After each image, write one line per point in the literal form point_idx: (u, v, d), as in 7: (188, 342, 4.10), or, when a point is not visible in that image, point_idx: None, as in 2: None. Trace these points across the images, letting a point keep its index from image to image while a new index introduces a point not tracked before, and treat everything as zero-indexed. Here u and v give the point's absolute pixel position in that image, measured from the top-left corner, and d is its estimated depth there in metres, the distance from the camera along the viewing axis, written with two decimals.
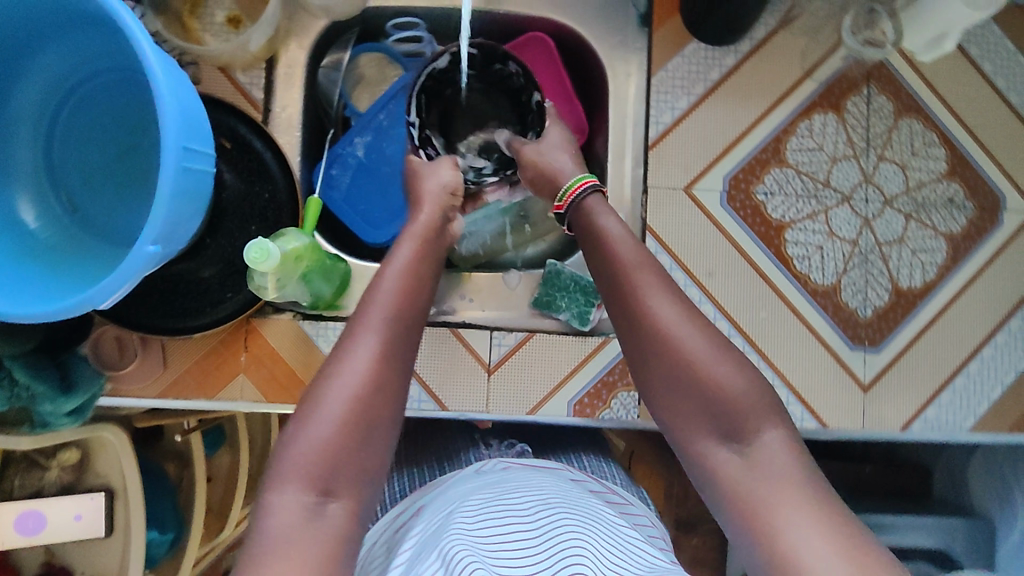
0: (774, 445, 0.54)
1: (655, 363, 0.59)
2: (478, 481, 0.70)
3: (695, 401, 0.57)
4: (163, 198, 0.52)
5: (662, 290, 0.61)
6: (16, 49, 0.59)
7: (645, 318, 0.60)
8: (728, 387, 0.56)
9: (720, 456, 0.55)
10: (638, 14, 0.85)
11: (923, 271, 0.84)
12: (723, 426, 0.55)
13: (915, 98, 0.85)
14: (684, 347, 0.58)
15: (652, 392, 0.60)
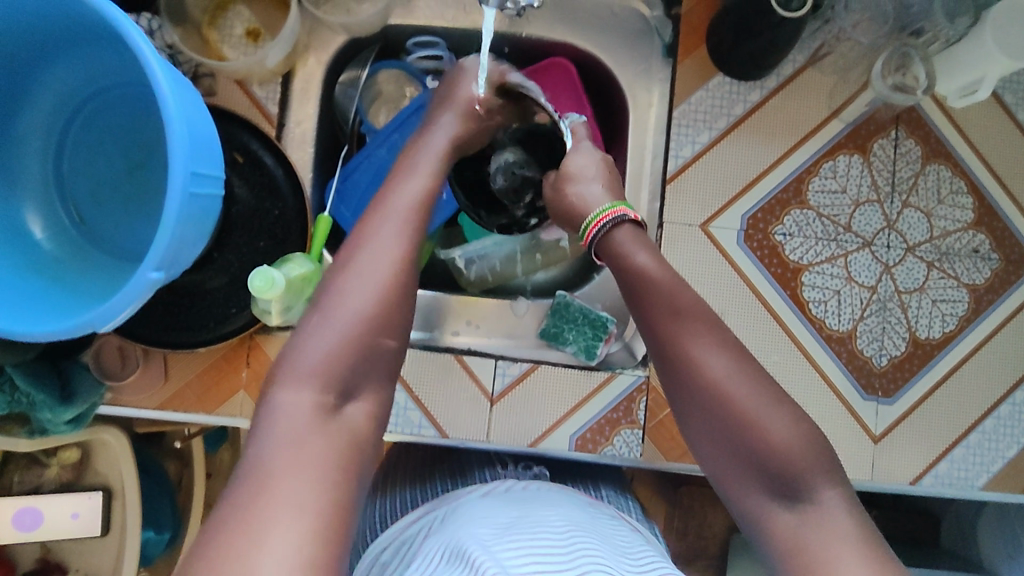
0: (831, 505, 0.54)
1: (703, 412, 0.58)
2: (500, 497, 0.68)
3: (745, 458, 0.57)
4: (167, 226, 0.51)
5: (709, 339, 0.60)
6: (25, 67, 0.60)
7: (694, 370, 0.59)
8: (781, 443, 0.56)
9: (774, 514, 0.55)
10: (663, 44, 0.84)
11: (943, 322, 0.82)
12: (777, 483, 0.55)
13: (944, 143, 0.83)
14: (735, 400, 0.57)
15: (696, 436, 0.59)
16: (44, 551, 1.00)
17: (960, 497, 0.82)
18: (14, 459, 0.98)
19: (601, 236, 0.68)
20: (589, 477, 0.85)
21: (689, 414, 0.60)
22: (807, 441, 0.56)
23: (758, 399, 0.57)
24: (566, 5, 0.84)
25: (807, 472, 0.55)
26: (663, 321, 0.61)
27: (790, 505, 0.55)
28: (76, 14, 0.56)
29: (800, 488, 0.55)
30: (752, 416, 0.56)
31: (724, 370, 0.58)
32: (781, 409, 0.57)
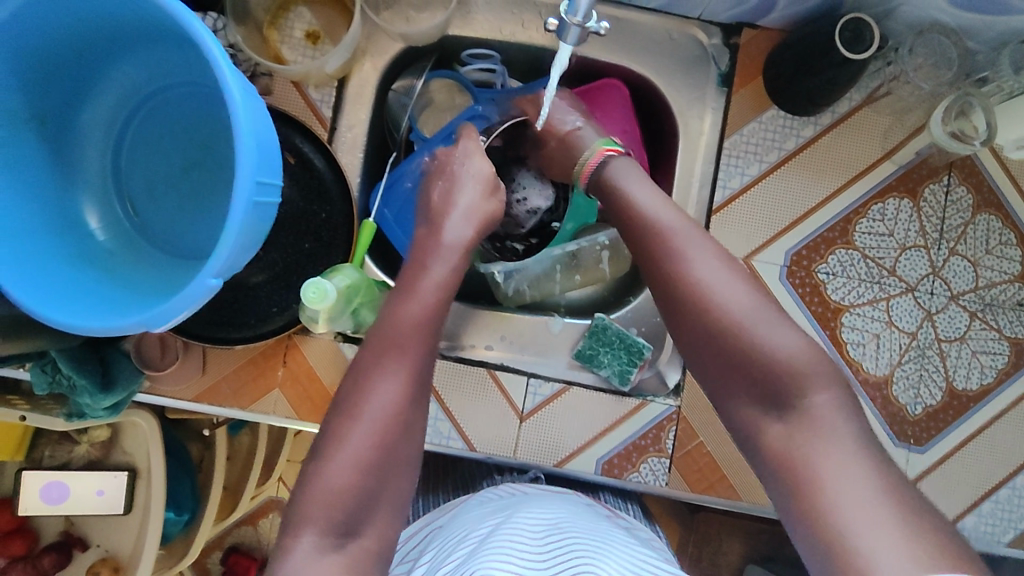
0: (824, 408, 0.52)
1: (692, 316, 0.59)
2: (493, 506, 0.70)
3: (733, 355, 0.57)
4: (229, 235, 0.51)
5: (701, 246, 0.61)
6: (93, 61, 0.62)
7: (683, 273, 0.60)
8: (773, 344, 0.55)
9: (769, 426, 0.54)
10: (719, 72, 0.83)
11: (981, 374, 0.81)
12: (765, 378, 0.55)
13: (997, 194, 0.82)
14: (723, 302, 0.58)
15: (689, 343, 0.60)
16: (67, 524, 1.02)
17: (983, 551, 0.81)
18: (45, 434, 1.00)
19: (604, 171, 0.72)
20: (590, 486, 0.90)
21: (682, 326, 0.60)
22: (796, 339, 0.56)
23: (747, 304, 0.58)
24: (625, 27, 0.83)
25: (795, 361, 0.55)
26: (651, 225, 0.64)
27: (780, 413, 0.54)
28: (149, 16, 0.57)
29: (790, 392, 0.54)
30: (737, 312, 0.57)
31: (710, 274, 0.59)
32: (772, 313, 0.57)
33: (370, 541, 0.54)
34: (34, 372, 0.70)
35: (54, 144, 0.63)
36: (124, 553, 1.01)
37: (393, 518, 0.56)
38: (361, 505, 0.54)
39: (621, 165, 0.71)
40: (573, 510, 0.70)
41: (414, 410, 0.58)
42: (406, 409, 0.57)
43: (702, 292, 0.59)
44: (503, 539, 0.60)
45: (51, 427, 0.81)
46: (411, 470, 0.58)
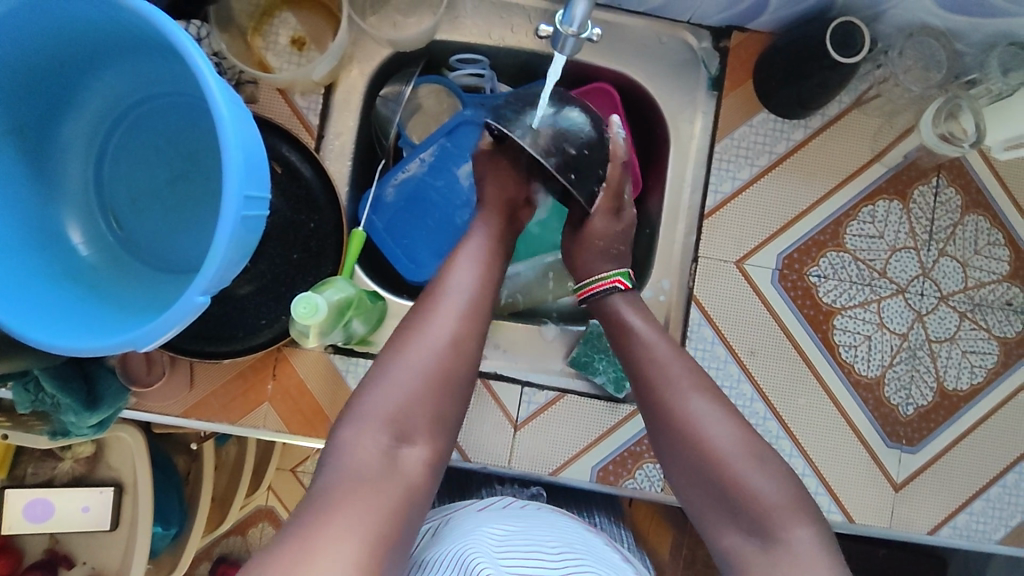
0: (803, 541, 0.54)
1: (681, 451, 0.60)
2: (501, 514, 0.69)
3: (719, 499, 0.58)
4: (217, 250, 0.50)
5: (692, 384, 0.63)
6: (73, 73, 0.60)
7: (674, 410, 0.62)
8: (757, 488, 0.57)
9: (751, 556, 0.55)
10: (709, 77, 0.82)
11: (971, 373, 0.82)
12: (749, 523, 0.56)
13: (985, 194, 0.82)
14: (711, 441, 0.59)
15: (676, 474, 0.61)
16: (51, 542, 0.99)
17: (975, 548, 0.82)
18: (28, 451, 0.98)
19: (599, 298, 0.73)
20: (584, 503, 0.89)
21: (671, 457, 0.62)
22: (782, 485, 0.57)
23: (735, 445, 0.59)
24: (615, 32, 0.83)
25: (778, 509, 0.56)
26: (653, 368, 0.65)
27: (762, 541, 0.55)
28: (131, 25, 0.55)
29: (772, 529, 0.55)
30: (727, 458, 0.58)
31: (701, 412, 0.61)
32: (763, 461, 0.58)
33: (417, 463, 0.55)
34: (16, 390, 0.68)
35: (34, 156, 0.61)
36: (111, 569, 0.98)
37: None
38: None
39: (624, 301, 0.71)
40: (573, 530, 0.69)
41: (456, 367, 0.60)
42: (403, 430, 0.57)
43: (696, 436, 0.60)
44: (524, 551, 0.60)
45: (35, 443, 0.80)
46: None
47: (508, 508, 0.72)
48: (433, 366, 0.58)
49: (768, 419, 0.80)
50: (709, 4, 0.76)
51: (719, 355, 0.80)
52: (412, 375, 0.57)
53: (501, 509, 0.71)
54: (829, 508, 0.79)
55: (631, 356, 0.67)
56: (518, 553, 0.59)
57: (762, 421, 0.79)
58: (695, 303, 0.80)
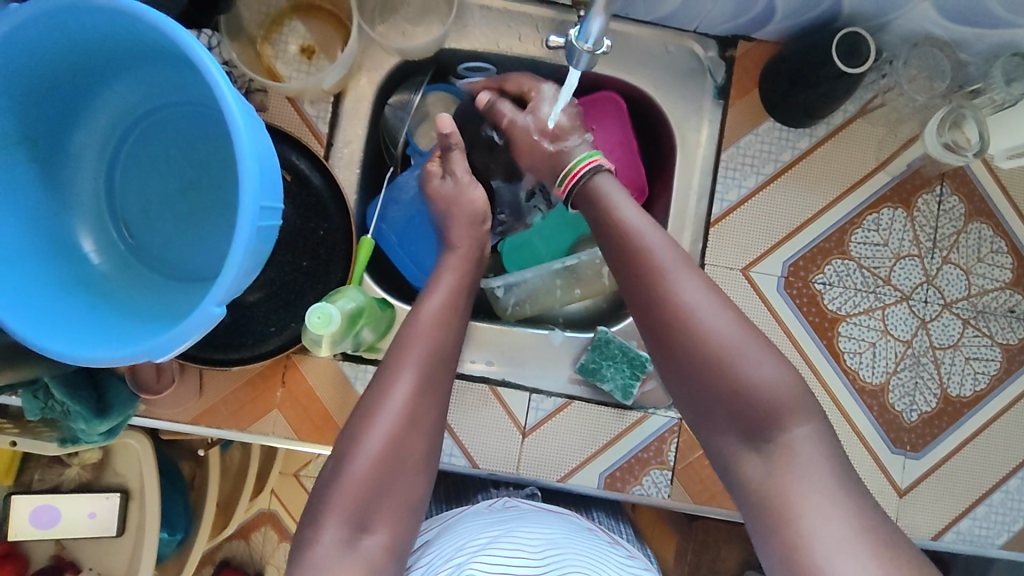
0: (803, 447, 0.53)
1: (675, 343, 0.58)
2: (496, 515, 0.71)
3: (716, 388, 0.56)
4: (233, 262, 0.50)
5: (686, 273, 0.59)
6: (86, 82, 0.60)
7: (667, 300, 0.58)
8: (756, 378, 0.55)
9: (748, 458, 0.55)
10: (715, 86, 0.83)
11: (974, 380, 0.82)
12: (747, 418, 0.55)
13: (988, 202, 0.83)
14: (707, 331, 0.56)
15: (669, 364, 0.59)
16: (58, 548, 0.99)
17: (978, 553, 0.83)
18: (34, 457, 0.98)
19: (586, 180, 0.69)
20: (583, 502, 0.90)
21: (662, 347, 0.59)
22: (781, 378, 0.56)
23: (734, 335, 0.56)
24: (622, 41, 0.83)
25: (777, 406, 0.55)
26: (637, 246, 0.61)
27: (759, 448, 0.55)
28: (148, 37, 0.55)
29: (771, 431, 0.54)
30: (723, 348, 0.56)
31: (696, 300, 0.58)
32: (758, 350, 0.56)
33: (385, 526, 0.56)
34: (25, 398, 0.68)
35: (46, 165, 0.61)
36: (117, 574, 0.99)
37: (402, 525, 0.58)
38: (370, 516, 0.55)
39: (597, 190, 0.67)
40: (567, 528, 0.70)
41: (424, 404, 0.61)
42: (395, 457, 0.58)
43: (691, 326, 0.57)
44: (506, 551, 0.61)
45: (45, 451, 0.80)
46: (417, 477, 0.60)
47: (500, 511, 0.73)
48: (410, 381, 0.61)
49: None
50: (716, 14, 0.77)
51: None
52: (391, 416, 0.59)
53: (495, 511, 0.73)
54: None
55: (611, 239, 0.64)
56: (498, 554, 0.60)
57: None
58: None
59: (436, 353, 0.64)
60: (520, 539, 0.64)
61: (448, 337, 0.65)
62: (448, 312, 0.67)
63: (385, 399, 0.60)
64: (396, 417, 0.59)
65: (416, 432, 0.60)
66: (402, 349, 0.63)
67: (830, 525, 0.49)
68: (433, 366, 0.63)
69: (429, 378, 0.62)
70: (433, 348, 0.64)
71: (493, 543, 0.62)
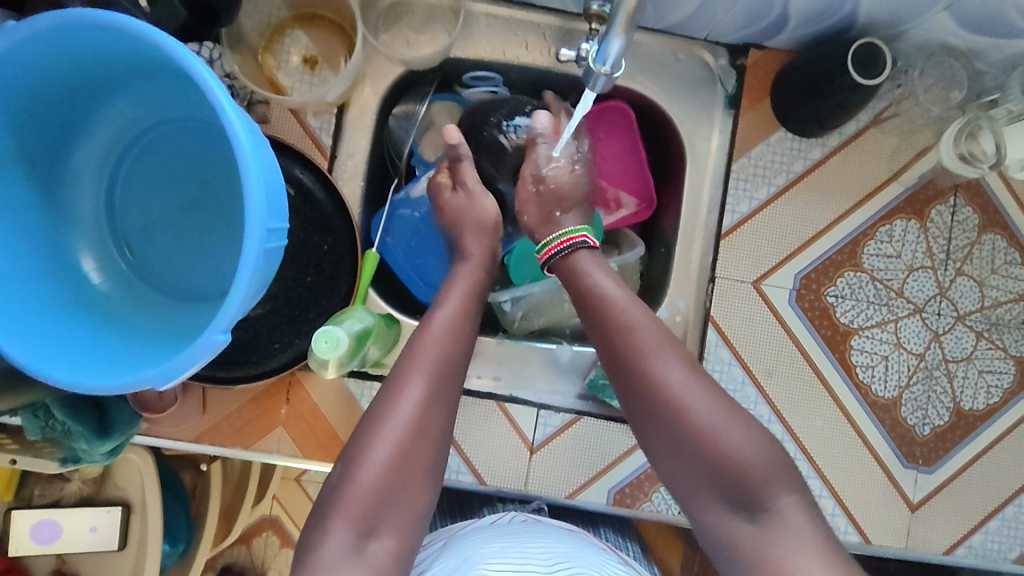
0: (793, 512, 0.52)
1: (658, 421, 0.58)
2: (498, 530, 0.70)
3: (702, 465, 0.56)
4: (239, 288, 0.49)
5: (668, 350, 0.60)
6: (85, 99, 0.59)
7: (651, 376, 0.59)
8: (742, 454, 0.55)
9: (740, 529, 0.53)
10: (725, 95, 0.81)
11: (988, 393, 0.81)
12: (735, 494, 0.54)
13: (1002, 213, 0.82)
14: (690, 409, 0.57)
15: (653, 443, 0.59)
16: (59, 562, 0.98)
17: (990, 567, 0.82)
18: (34, 471, 0.97)
19: (567, 252, 0.70)
20: (591, 519, 0.88)
21: (646, 426, 0.59)
22: (767, 452, 0.55)
23: (716, 411, 0.56)
24: (631, 50, 0.82)
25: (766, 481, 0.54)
26: (620, 322, 0.62)
27: (752, 516, 0.53)
28: (149, 54, 0.54)
29: (761, 500, 0.53)
30: (707, 426, 0.56)
31: (677, 377, 0.58)
32: (743, 423, 0.56)
33: (391, 553, 0.54)
34: (25, 417, 0.67)
35: (44, 183, 0.60)
36: None
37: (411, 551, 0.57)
38: (378, 546, 0.54)
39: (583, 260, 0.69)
40: (572, 543, 0.69)
41: (433, 415, 0.59)
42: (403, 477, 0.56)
43: (675, 405, 0.57)
44: (516, 563, 0.61)
45: (45, 468, 0.79)
46: (428, 499, 0.59)
47: (505, 525, 0.71)
48: (420, 393, 0.59)
49: (786, 440, 0.79)
50: (727, 23, 0.75)
51: (736, 376, 0.79)
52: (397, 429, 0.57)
53: (499, 525, 0.71)
54: (847, 530, 0.79)
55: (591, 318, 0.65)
56: (509, 567, 0.60)
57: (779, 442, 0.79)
58: (712, 324, 0.79)
59: (446, 364, 0.62)
60: (529, 552, 0.63)
61: (457, 348, 0.64)
62: (457, 328, 0.65)
63: (392, 410, 0.58)
64: (406, 425, 0.57)
65: (423, 447, 0.58)
66: (410, 360, 0.61)
67: (830, 567, 0.48)
68: (442, 377, 0.61)
69: (439, 387, 0.61)
70: (443, 359, 0.62)
71: (503, 555, 0.62)
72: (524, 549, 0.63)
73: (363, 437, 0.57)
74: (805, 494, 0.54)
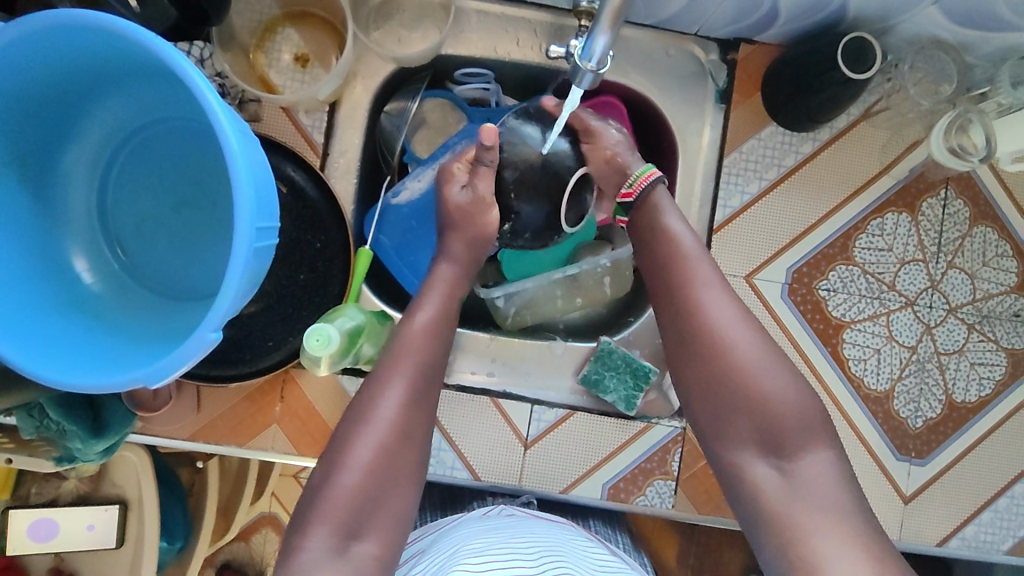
0: (815, 469, 0.55)
1: (704, 356, 0.61)
2: (483, 525, 0.69)
3: (738, 402, 0.59)
4: (229, 287, 0.49)
5: (725, 293, 0.63)
6: (75, 99, 0.59)
7: (705, 315, 0.62)
8: (779, 399, 0.58)
9: (760, 469, 0.57)
10: (716, 89, 0.82)
11: (979, 385, 0.82)
12: (764, 436, 0.58)
13: (993, 205, 0.82)
14: (737, 350, 0.60)
15: (691, 377, 0.62)
16: (57, 560, 0.99)
17: (983, 559, 0.82)
18: (31, 470, 0.97)
19: (642, 198, 0.71)
20: (580, 511, 0.89)
21: (688, 358, 0.62)
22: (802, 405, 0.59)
23: (762, 356, 0.60)
24: (622, 46, 0.82)
25: (796, 430, 0.57)
26: (680, 261, 0.65)
27: (776, 462, 0.57)
28: (138, 54, 0.54)
29: (788, 449, 0.57)
30: (752, 368, 0.59)
31: (732, 318, 0.61)
32: (784, 369, 0.60)
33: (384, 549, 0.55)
34: (20, 417, 0.67)
35: (35, 185, 0.60)
36: None
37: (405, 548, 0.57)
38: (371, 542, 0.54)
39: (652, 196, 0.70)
40: (564, 537, 0.69)
41: (414, 416, 0.60)
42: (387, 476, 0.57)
43: (724, 345, 0.60)
44: (506, 556, 0.61)
45: (41, 467, 0.79)
46: (414, 496, 0.60)
47: (497, 519, 0.72)
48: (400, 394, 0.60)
49: None
50: (718, 17, 0.75)
51: None
52: (378, 432, 0.58)
53: (491, 519, 0.71)
54: None
55: (653, 248, 0.67)
56: (500, 560, 0.60)
57: None
58: None
59: (426, 364, 0.63)
60: (520, 547, 0.63)
61: (437, 348, 0.65)
62: (437, 327, 0.66)
63: (374, 412, 0.59)
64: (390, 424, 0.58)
65: (405, 446, 0.59)
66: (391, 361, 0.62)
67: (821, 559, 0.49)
68: (422, 378, 0.62)
69: (422, 389, 0.62)
70: (425, 362, 0.63)
71: (494, 548, 0.62)
72: (515, 543, 0.64)
73: (343, 438, 0.58)
74: (828, 455, 0.57)
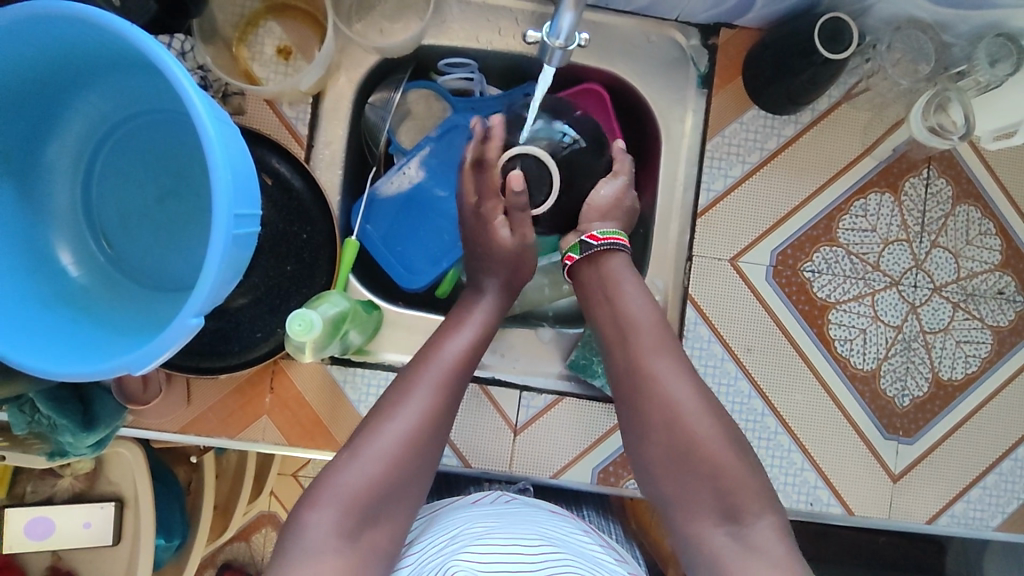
0: (766, 530, 0.56)
1: (658, 432, 0.62)
2: (482, 510, 0.70)
3: (697, 477, 0.60)
4: (210, 273, 0.49)
5: (680, 368, 0.64)
6: (57, 94, 0.60)
7: (658, 392, 0.62)
8: (732, 471, 0.59)
9: (716, 537, 0.58)
10: (698, 74, 0.82)
11: (965, 363, 0.82)
12: (721, 505, 0.58)
13: (975, 183, 0.82)
14: (689, 427, 0.61)
15: (648, 452, 0.63)
16: (54, 559, 0.99)
17: (973, 536, 0.83)
18: (26, 469, 0.98)
19: (603, 249, 0.71)
20: (573, 498, 0.90)
21: (644, 432, 0.63)
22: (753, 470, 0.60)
23: (717, 431, 0.61)
24: (603, 33, 0.83)
25: (751, 500, 0.58)
26: (636, 335, 0.66)
27: (732, 526, 0.57)
28: (117, 46, 0.54)
29: (742, 512, 0.58)
30: (707, 444, 0.60)
31: (684, 394, 0.62)
32: (733, 440, 0.61)
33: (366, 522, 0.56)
34: (11, 412, 0.67)
35: (20, 179, 0.60)
36: None
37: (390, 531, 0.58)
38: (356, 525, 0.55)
39: (619, 265, 0.70)
40: (556, 527, 0.69)
41: (426, 443, 0.61)
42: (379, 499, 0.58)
43: (678, 420, 0.61)
44: (498, 544, 0.61)
45: (35, 461, 0.80)
46: None
47: (491, 506, 0.72)
48: (416, 416, 0.61)
49: (767, 415, 0.80)
50: (696, 2, 0.76)
51: (716, 354, 0.80)
52: (382, 452, 0.58)
53: (485, 506, 0.72)
54: (829, 502, 0.80)
55: (616, 315, 0.68)
56: (491, 548, 0.60)
57: (760, 417, 0.80)
58: (690, 301, 0.80)
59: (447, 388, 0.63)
60: (512, 535, 0.63)
61: (464, 375, 0.65)
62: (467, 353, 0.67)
63: (383, 430, 0.59)
64: (430, 397, 0.62)
65: (408, 465, 0.59)
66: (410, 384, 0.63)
67: None
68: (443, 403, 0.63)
69: (439, 417, 0.62)
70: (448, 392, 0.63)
71: (486, 535, 0.62)
72: (506, 531, 0.63)
73: (352, 447, 0.59)
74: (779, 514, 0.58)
